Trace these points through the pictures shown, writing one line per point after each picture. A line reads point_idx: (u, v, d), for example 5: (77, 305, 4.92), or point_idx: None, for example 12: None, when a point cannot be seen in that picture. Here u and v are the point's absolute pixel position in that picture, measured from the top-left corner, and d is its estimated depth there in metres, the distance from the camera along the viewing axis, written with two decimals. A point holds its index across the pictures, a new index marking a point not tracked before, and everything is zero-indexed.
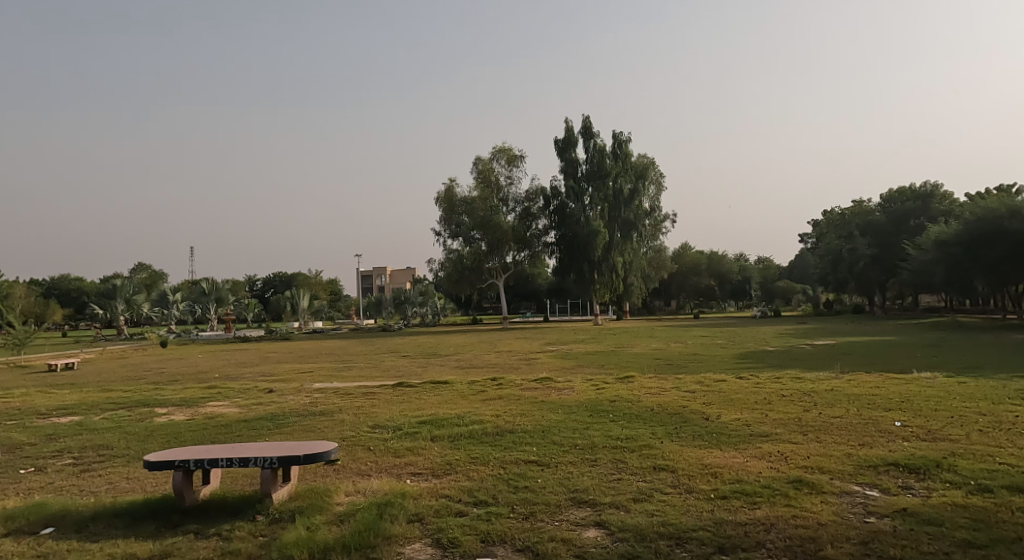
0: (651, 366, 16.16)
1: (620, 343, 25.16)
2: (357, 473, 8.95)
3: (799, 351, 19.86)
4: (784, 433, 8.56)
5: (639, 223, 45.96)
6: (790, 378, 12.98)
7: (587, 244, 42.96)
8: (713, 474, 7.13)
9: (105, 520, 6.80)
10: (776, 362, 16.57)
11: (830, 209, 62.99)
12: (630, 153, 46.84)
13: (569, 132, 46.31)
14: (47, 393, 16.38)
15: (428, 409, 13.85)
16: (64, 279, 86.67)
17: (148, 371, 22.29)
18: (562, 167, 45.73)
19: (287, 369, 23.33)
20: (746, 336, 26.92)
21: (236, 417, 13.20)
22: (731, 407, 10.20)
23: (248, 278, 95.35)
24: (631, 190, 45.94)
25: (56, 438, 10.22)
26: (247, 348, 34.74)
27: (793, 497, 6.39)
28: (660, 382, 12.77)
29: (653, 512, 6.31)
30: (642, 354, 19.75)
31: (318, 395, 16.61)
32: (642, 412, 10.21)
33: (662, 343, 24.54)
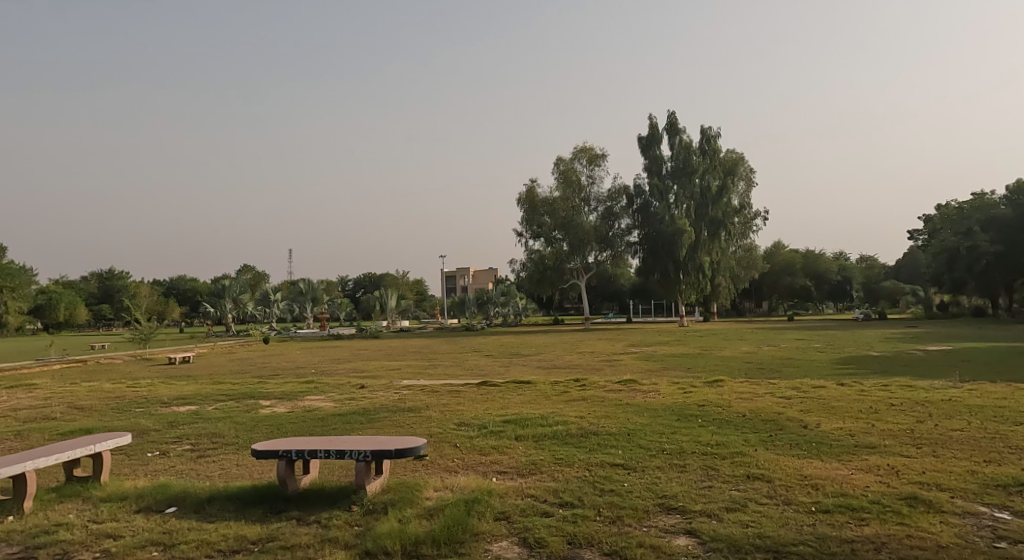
0: (743, 370, 15.85)
1: (709, 345, 24.64)
2: (445, 469, 9.30)
3: (909, 358, 18.97)
4: (895, 445, 8.34)
5: (729, 222, 44.69)
6: (901, 386, 12.50)
7: (674, 243, 42.09)
8: (814, 486, 7.04)
9: (219, 503, 7.29)
10: (884, 369, 15.77)
11: (947, 203, 59.68)
12: (718, 148, 45.99)
13: (654, 128, 45.87)
14: (166, 384, 17.54)
15: (512, 409, 14.01)
16: (182, 280, 92.37)
17: (252, 366, 23.43)
18: (647, 165, 45.49)
19: (374, 365, 24.02)
20: (848, 341, 25.81)
21: (331, 411, 13.79)
22: (832, 415, 9.98)
23: (341, 279, 98.59)
24: (719, 187, 44.94)
25: (177, 425, 10.99)
26: (341, 346, 36.00)
27: (906, 515, 6.25)
28: (754, 387, 12.57)
29: (747, 523, 6.29)
30: (732, 357, 19.39)
31: (405, 392, 17.05)
32: (735, 418, 10.11)
33: (755, 346, 23.87)
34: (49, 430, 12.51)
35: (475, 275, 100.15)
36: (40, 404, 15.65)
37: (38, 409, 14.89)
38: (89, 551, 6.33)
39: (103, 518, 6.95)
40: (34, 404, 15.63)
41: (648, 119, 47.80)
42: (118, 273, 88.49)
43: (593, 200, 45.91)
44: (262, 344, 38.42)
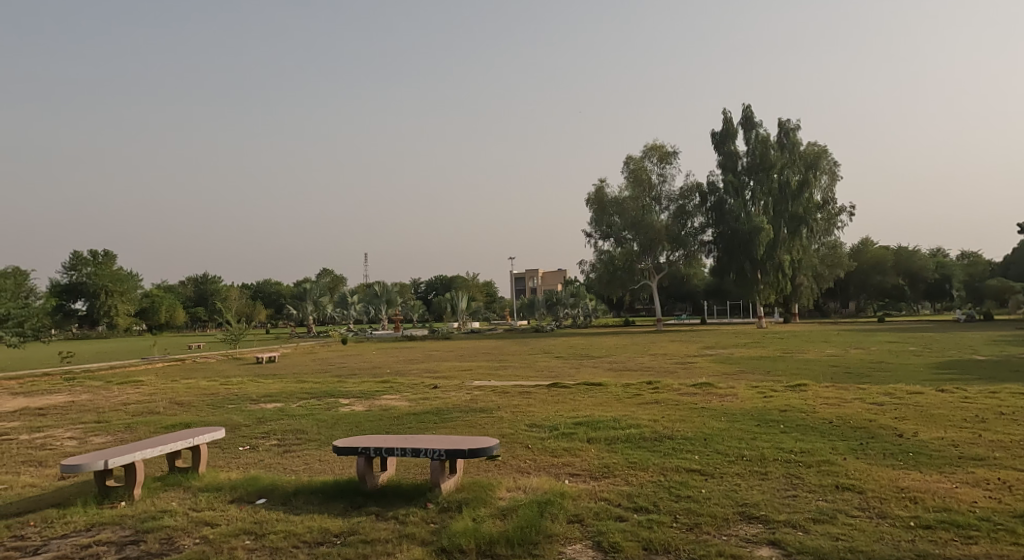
0: (827, 375, 15.41)
1: (791, 348, 23.97)
2: (518, 470, 9.41)
3: (1015, 362, 17.97)
4: (1003, 458, 8.02)
5: (810, 218, 43.30)
6: (1005, 394, 11.92)
7: (750, 241, 41.16)
8: (911, 499, 6.86)
9: (304, 496, 7.60)
10: (986, 376, 15.01)
11: None
12: (798, 141, 44.66)
13: (729, 123, 45.10)
14: (254, 382, 18.36)
15: (584, 411, 14.05)
16: (268, 284, 96.20)
17: (332, 365, 24.19)
18: (721, 161, 44.75)
19: (448, 365, 24.48)
20: (945, 344, 24.63)
21: (406, 410, 14.11)
22: (930, 424, 9.65)
23: (414, 281, 100.37)
24: (800, 182, 43.65)
25: (265, 421, 11.48)
26: (415, 347, 36.78)
27: (1021, 535, 6.04)
28: (839, 392, 12.24)
29: (837, 536, 6.19)
30: (816, 360, 18.84)
31: (478, 393, 17.31)
32: (820, 424, 9.90)
33: (841, 349, 23.09)
34: (151, 424, 13.30)
35: (545, 276, 100.23)
36: (142, 399, 16.64)
37: (139, 404, 15.83)
38: (189, 537, 6.78)
39: (200, 507, 7.42)
40: (136, 399, 16.64)
41: (722, 114, 46.85)
42: (211, 277, 92.77)
43: (665, 199, 45.53)
44: (340, 344, 39.66)
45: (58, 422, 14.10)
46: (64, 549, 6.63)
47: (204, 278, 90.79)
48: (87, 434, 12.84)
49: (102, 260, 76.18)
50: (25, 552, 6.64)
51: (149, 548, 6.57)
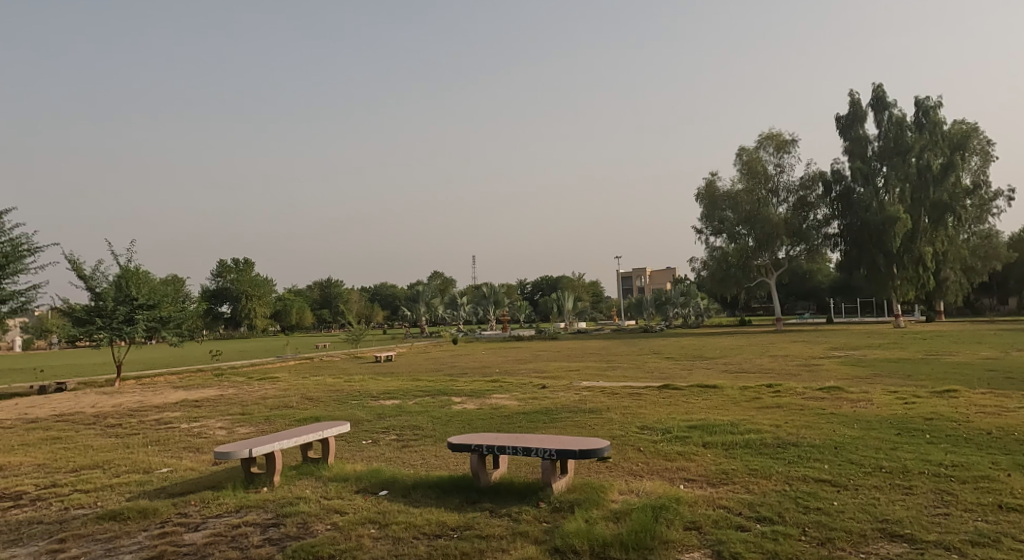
0: (977, 380, 14.14)
1: (931, 350, 22.22)
2: (630, 473, 9.11)
3: None
4: None
5: (957, 204, 40.00)
6: None
7: (884, 233, 38.61)
8: None
9: (421, 491, 7.81)
10: None
11: None
12: (941, 120, 41.27)
13: (857, 106, 42.66)
14: (372, 379, 18.90)
15: (698, 414, 13.53)
16: (383, 287, 99.49)
17: (443, 364, 24.55)
18: (849, 147, 42.38)
19: (556, 366, 24.29)
20: None
21: (515, 409, 14.02)
22: None
23: (520, 282, 100.81)
24: (943, 165, 40.43)
25: (384, 421, 11.76)
26: (523, 347, 36.92)
27: None
28: (995, 400, 11.16)
29: None
30: (961, 364, 17.35)
31: (587, 393, 17.01)
32: (973, 435, 9.04)
33: (993, 352, 21.13)
34: (286, 417, 13.88)
35: (653, 275, 98.45)
36: (278, 393, 17.44)
37: (275, 398, 16.58)
38: (321, 523, 7.24)
39: (331, 496, 7.96)
40: (272, 394, 17.46)
41: (850, 95, 44.37)
42: (336, 281, 96.85)
43: (783, 190, 43.83)
44: (455, 344, 40.38)
45: (208, 413, 14.93)
46: (218, 527, 7.35)
47: (327, 284, 95.22)
48: (234, 424, 13.50)
49: (243, 266, 82.40)
50: (186, 527, 7.42)
51: (287, 530, 7.11)
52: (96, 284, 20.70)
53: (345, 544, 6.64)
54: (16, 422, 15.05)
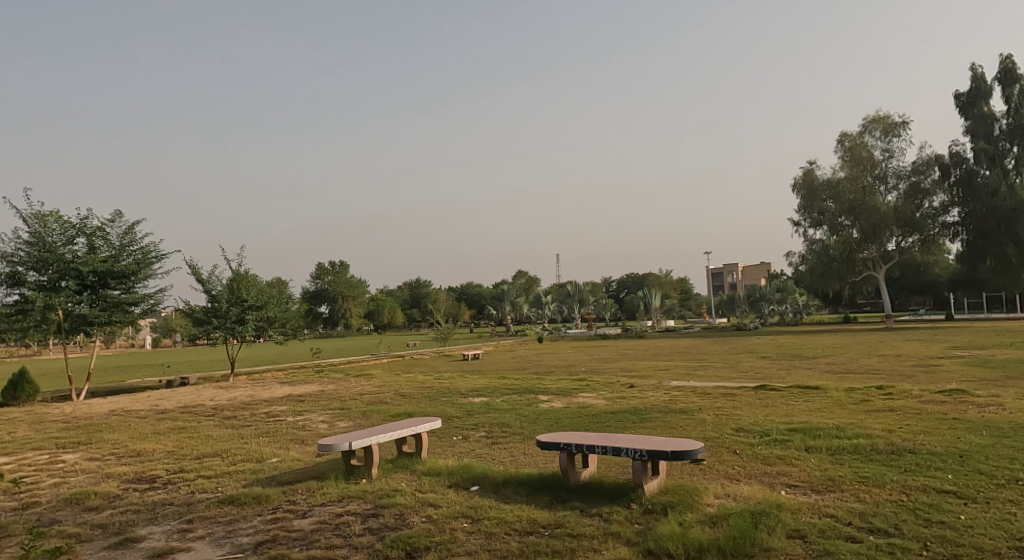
0: None
1: None
2: (727, 477, 8.84)
3: None
4: None
5: None
6: None
7: (1015, 218, 36.19)
8: None
9: (512, 488, 8.26)
10: None
11: None
12: None
13: (980, 80, 39.97)
14: (462, 377, 18.97)
15: (800, 417, 12.77)
16: (469, 286, 100.26)
17: (530, 363, 24.39)
18: (971, 126, 39.90)
19: (644, 365, 23.73)
20: None
21: (603, 408, 13.71)
22: None
23: (605, 280, 99.48)
24: None
25: (475, 429, 11.77)
26: (611, 345, 36.40)
27: None
28: None
29: None
30: None
31: (676, 393, 16.42)
32: None
33: None
34: (382, 412, 13.99)
35: (746, 271, 95.24)
36: (373, 389, 17.75)
37: (370, 394, 16.77)
38: (417, 515, 7.72)
39: (425, 489, 8.47)
40: (367, 390, 17.79)
41: (971, 69, 41.65)
42: (425, 281, 98.44)
43: (892, 176, 41.44)
44: (539, 342, 40.11)
45: (311, 407, 15.20)
46: (323, 515, 7.91)
47: (417, 284, 96.86)
48: (334, 418, 13.74)
49: (339, 269, 85.39)
50: (295, 514, 8.01)
51: (386, 521, 7.62)
52: (211, 287, 21.52)
53: (440, 536, 7.09)
54: (148, 412, 15.83)
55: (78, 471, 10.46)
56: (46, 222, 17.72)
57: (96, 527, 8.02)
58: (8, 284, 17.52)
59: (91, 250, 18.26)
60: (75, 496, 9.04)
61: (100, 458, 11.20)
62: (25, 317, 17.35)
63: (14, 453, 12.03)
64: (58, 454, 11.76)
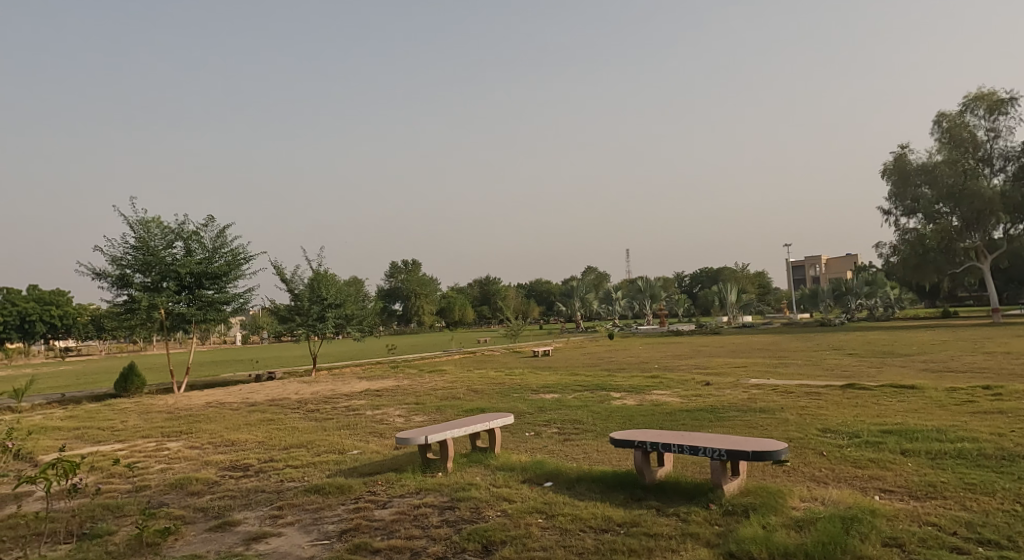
0: None
1: None
2: (813, 479, 8.40)
3: None
4: None
5: None
6: None
7: None
8: None
9: (586, 484, 8.11)
10: None
11: None
12: None
13: None
14: (533, 373, 18.76)
15: (893, 417, 12.03)
16: (539, 282, 99.96)
17: (601, 360, 23.98)
18: None
19: (720, 362, 23.01)
20: None
21: (679, 406, 13.29)
22: None
23: (677, 275, 97.63)
24: None
25: (549, 425, 11.56)
26: (684, 342, 35.50)
27: None
28: None
29: None
30: None
31: (756, 391, 15.77)
32: None
33: None
34: (455, 407, 13.89)
35: (828, 263, 91.89)
36: (446, 385, 17.71)
37: (443, 389, 16.73)
38: (492, 509, 7.57)
39: (499, 483, 8.28)
40: (441, 385, 17.77)
41: None
42: (494, 278, 98.96)
43: (998, 157, 39.45)
44: (609, 339, 39.48)
45: (388, 401, 15.25)
46: (402, 505, 7.81)
47: (487, 281, 97.29)
48: (409, 412, 13.73)
49: (411, 267, 86.67)
50: (375, 504, 7.92)
51: (462, 514, 7.48)
52: (294, 286, 21.93)
53: (516, 531, 6.97)
54: (239, 404, 16.18)
55: (181, 457, 10.69)
56: (149, 228, 18.38)
57: (198, 510, 8.14)
58: (116, 286, 18.20)
59: (188, 253, 18.77)
60: (179, 481, 9.22)
61: (199, 447, 11.43)
62: (133, 316, 18.17)
63: (124, 440, 12.44)
64: (162, 442, 12.10)
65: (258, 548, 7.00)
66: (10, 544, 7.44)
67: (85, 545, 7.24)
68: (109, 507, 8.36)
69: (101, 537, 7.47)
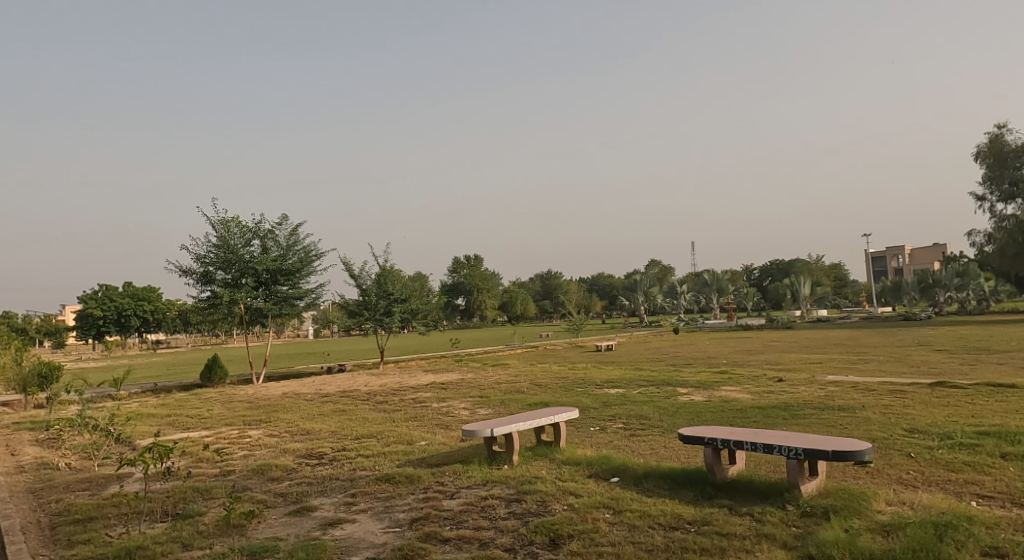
0: None
1: None
2: (900, 481, 7.85)
3: None
4: None
5: None
6: None
7: None
8: None
9: (654, 480, 7.75)
10: None
11: None
12: None
13: None
14: (599, 368, 18.39)
15: (989, 419, 11.21)
16: (602, 276, 99.03)
17: (668, 355, 23.40)
18: None
19: (794, 358, 22.13)
20: None
21: (751, 403, 12.76)
22: None
23: (747, 268, 95.25)
24: None
25: (615, 420, 11.23)
26: (755, 337, 34.46)
27: None
28: None
29: None
30: None
31: (833, 388, 15.05)
32: None
33: None
34: (520, 400, 13.70)
35: (912, 254, 87.66)
36: (511, 379, 17.51)
37: (507, 383, 16.53)
38: (559, 502, 7.30)
39: (565, 478, 8.00)
40: (506, 379, 17.58)
41: None
42: (556, 272, 98.40)
43: None
44: (675, 333, 38.75)
45: (453, 394, 15.14)
46: (470, 496, 7.61)
47: (550, 275, 96.93)
48: (475, 405, 13.59)
49: (473, 261, 86.89)
50: (444, 494, 7.76)
51: (529, 506, 7.23)
52: (362, 281, 22.08)
53: (583, 525, 6.68)
54: (313, 395, 16.38)
55: (263, 445, 10.78)
56: (229, 227, 18.72)
57: (278, 495, 8.12)
58: (200, 282, 18.64)
59: (264, 250, 19.03)
60: (261, 467, 9.25)
61: (279, 435, 11.51)
62: (215, 311, 18.65)
63: (210, 427, 12.67)
64: (244, 429, 12.25)
65: (334, 534, 6.90)
66: (113, 520, 7.57)
67: (179, 524, 7.30)
68: (199, 489, 8.42)
69: (193, 517, 7.52)
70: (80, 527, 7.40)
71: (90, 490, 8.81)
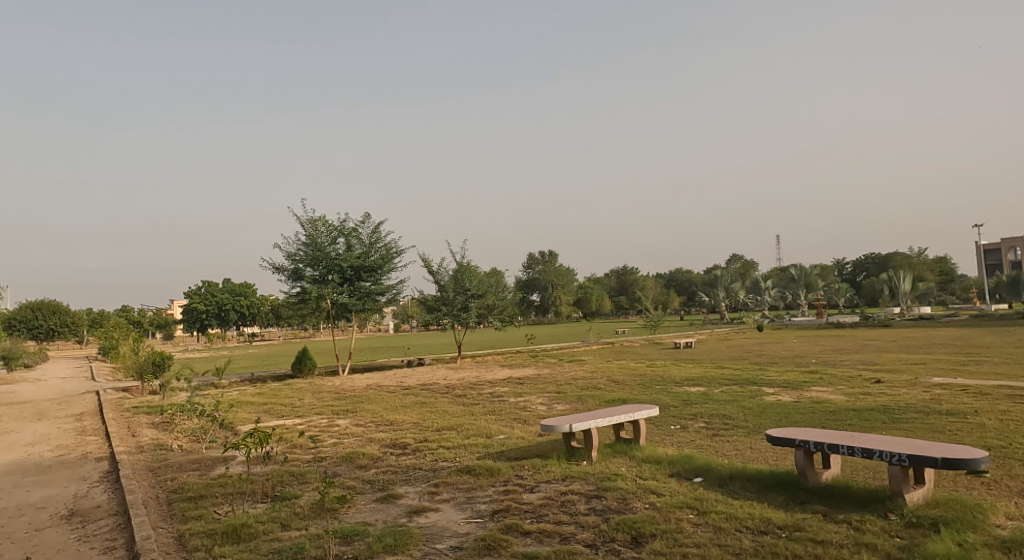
0: None
1: None
2: (1019, 494, 6.91)
3: None
4: None
5: None
6: None
7: None
8: None
9: (741, 482, 7.07)
10: None
11: None
12: None
13: None
14: (679, 365, 17.63)
15: None
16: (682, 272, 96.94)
17: (753, 353, 22.32)
18: None
19: (893, 357, 20.69)
20: None
21: (845, 404, 11.81)
22: None
23: (840, 263, 91.18)
24: None
25: (697, 419, 10.54)
26: (849, 335, 32.64)
27: None
28: None
29: None
30: None
31: (939, 391, 13.84)
32: None
33: None
34: (598, 396, 13.14)
35: None
36: (587, 375, 16.95)
37: (585, 379, 15.96)
38: (640, 500, 6.73)
39: (646, 476, 7.41)
40: (583, 375, 17.03)
41: None
42: (633, 268, 97.01)
43: None
44: (760, 330, 37.23)
45: (530, 389, 14.70)
46: (549, 491, 7.12)
47: (626, 271, 95.68)
48: (552, 400, 13.11)
49: (548, 258, 86.78)
50: (523, 488, 7.29)
51: (610, 503, 6.68)
52: (440, 277, 21.89)
53: (666, 525, 6.09)
54: (395, 388, 16.26)
55: (349, 433, 10.60)
56: (316, 225, 18.85)
57: (366, 481, 7.84)
58: (290, 279, 18.82)
59: (349, 248, 19.07)
60: (350, 454, 9.02)
61: (364, 425, 11.32)
62: (304, 307, 18.83)
63: (302, 415, 12.64)
64: (333, 418, 12.14)
65: (419, 521, 6.54)
66: (222, 499, 7.45)
67: (279, 505, 7.08)
68: (296, 473, 8.23)
69: (291, 499, 7.30)
70: (194, 504, 7.29)
71: (200, 470, 8.76)
